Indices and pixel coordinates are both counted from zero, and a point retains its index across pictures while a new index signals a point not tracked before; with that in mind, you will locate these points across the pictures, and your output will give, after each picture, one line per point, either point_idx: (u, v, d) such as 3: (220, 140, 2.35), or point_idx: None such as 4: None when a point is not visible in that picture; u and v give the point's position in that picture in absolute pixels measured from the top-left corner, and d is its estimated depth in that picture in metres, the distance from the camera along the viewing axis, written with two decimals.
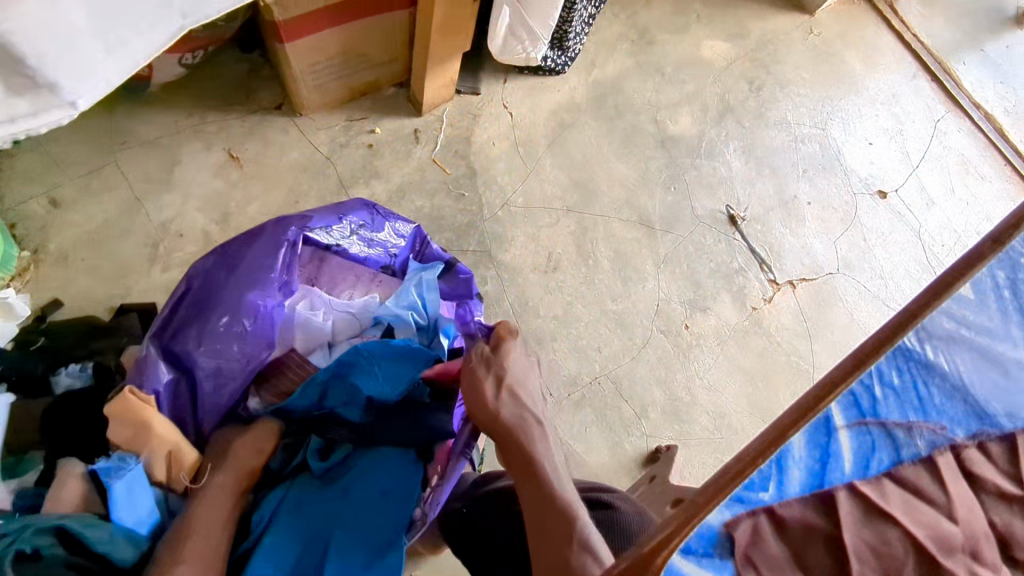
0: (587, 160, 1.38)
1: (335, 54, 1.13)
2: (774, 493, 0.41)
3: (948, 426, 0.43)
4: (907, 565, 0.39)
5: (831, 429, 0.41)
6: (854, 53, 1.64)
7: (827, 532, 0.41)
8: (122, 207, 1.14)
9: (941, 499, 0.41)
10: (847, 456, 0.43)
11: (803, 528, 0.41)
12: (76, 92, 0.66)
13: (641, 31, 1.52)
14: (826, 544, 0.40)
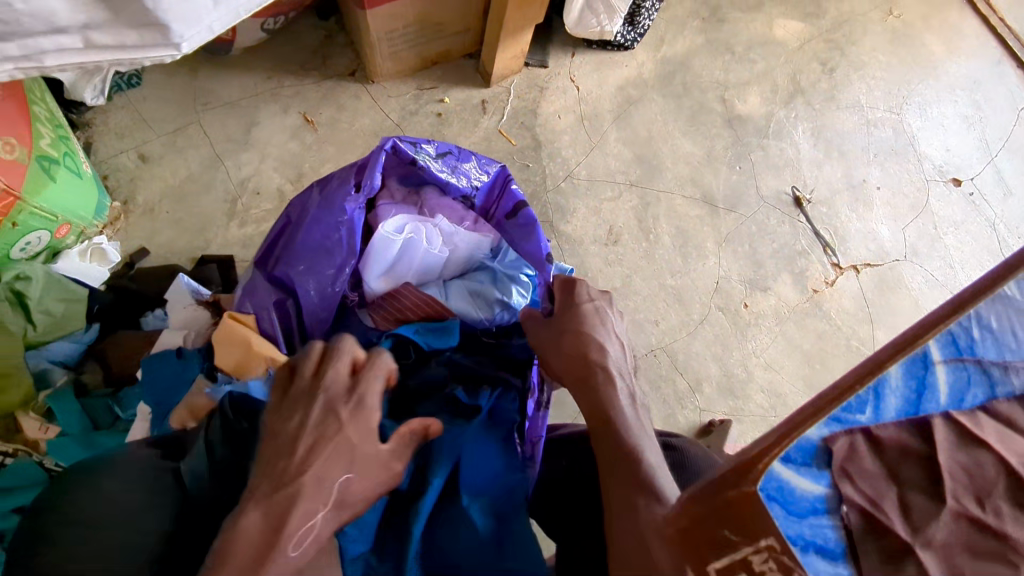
0: (652, 136, 1.38)
1: (413, 21, 1.15)
2: (871, 416, 0.38)
3: None
4: (998, 486, 0.36)
5: (927, 364, 0.37)
6: (934, 36, 1.58)
7: (923, 453, 0.38)
8: (204, 164, 1.20)
9: None
10: (942, 390, 0.38)
11: (899, 449, 0.38)
12: (181, 36, 0.69)
13: (712, 9, 1.50)
14: (921, 463, 0.37)
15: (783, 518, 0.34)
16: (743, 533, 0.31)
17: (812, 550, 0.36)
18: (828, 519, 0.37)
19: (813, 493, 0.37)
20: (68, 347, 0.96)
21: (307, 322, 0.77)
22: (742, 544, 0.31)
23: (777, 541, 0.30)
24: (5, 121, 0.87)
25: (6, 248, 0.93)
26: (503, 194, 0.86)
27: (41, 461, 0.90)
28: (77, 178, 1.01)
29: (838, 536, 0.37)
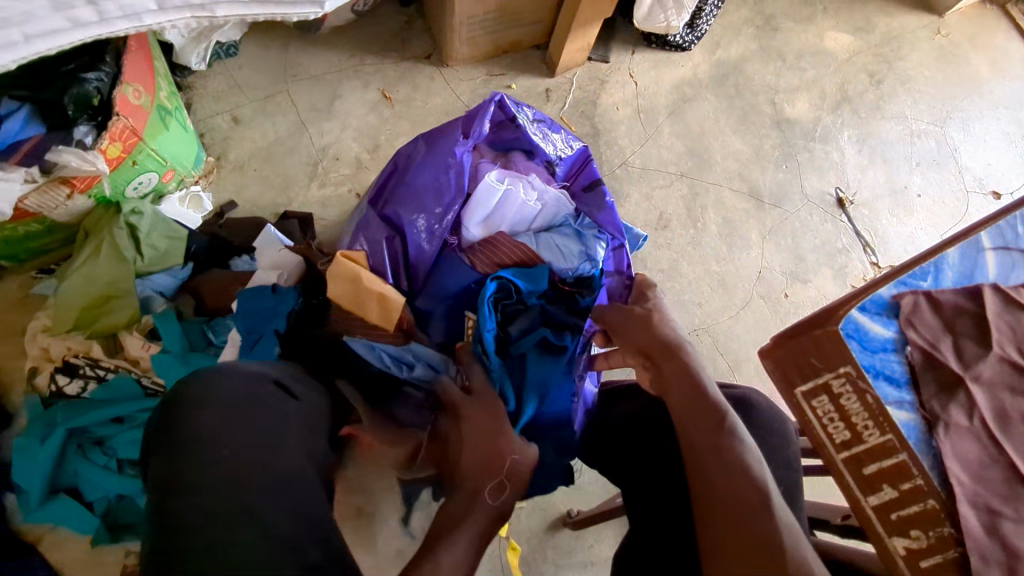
0: (704, 132, 1.45)
1: (493, 8, 1.24)
2: (932, 282, 0.53)
3: None
4: None
5: (978, 247, 0.54)
6: (981, 56, 1.64)
7: (974, 310, 0.51)
8: (290, 130, 1.29)
9: None
10: (991, 269, 0.54)
11: (955, 307, 0.51)
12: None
13: (766, 18, 1.58)
14: (974, 318, 0.51)
15: (861, 354, 0.49)
16: (825, 361, 0.49)
17: (882, 377, 0.49)
18: (896, 356, 0.50)
19: (883, 335, 0.50)
20: (166, 280, 1.06)
21: (412, 253, 0.91)
22: (825, 369, 0.49)
23: (852, 367, 0.49)
24: (134, 72, 0.97)
25: (123, 185, 1.04)
26: (584, 168, 0.99)
27: (140, 378, 1.00)
28: (182, 130, 1.12)
29: (902, 368, 0.50)
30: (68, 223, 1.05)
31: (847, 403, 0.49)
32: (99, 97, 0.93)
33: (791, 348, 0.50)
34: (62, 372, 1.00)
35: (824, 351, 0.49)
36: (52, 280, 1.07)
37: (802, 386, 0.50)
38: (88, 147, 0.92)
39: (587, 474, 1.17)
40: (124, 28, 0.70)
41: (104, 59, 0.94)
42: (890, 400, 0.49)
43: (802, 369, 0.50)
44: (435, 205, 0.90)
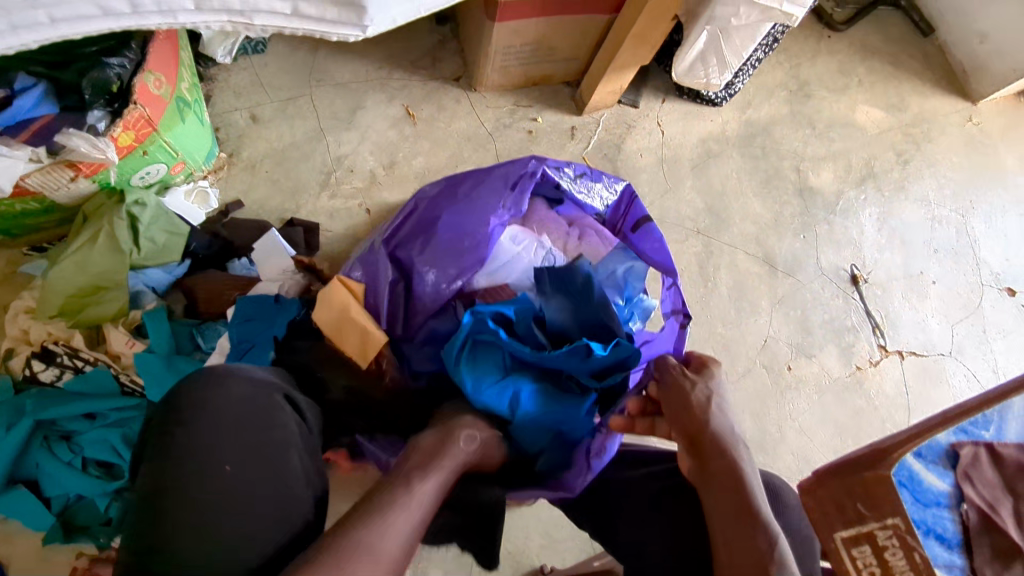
0: (725, 191, 1.43)
1: (532, 40, 1.21)
2: (995, 434, 0.57)
3: None
4: None
5: None
6: (1011, 149, 1.62)
7: None
8: (308, 135, 1.27)
9: None
10: None
11: (1018, 466, 0.56)
12: (373, 21, 0.72)
13: (801, 83, 1.56)
14: None
15: (912, 505, 0.53)
16: (873, 510, 0.51)
17: (932, 535, 0.54)
18: (949, 512, 0.55)
19: (938, 488, 0.55)
20: (159, 276, 1.03)
21: (416, 304, 0.89)
22: (871, 518, 0.51)
23: (900, 520, 0.50)
24: (159, 60, 0.94)
25: (129, 173, 1.01)
26: (629, 209, 0.95)
27: (117, 375, 0.98)
28: (199, 124, 1.09)
29: (956, 528, 0.54)
30: (69, 205, 1.02)
31: (890, 557, 0.50)
32: (118, 85, 0.90)
33: (832, 490, 0.53)
34: (39, 357, 0.97)
35: (871, 497, 0.52)
36: (43, 260, 1.04)
37: (845, 532, 0.52)
38: (99, 133, 0.88)
39: (566, 529, 1.13)
40: (156, 23, 0.67)
41: (130, 45, 0.91)
42: (940, 560, 0.53)
43: (844, 513, 0.52)
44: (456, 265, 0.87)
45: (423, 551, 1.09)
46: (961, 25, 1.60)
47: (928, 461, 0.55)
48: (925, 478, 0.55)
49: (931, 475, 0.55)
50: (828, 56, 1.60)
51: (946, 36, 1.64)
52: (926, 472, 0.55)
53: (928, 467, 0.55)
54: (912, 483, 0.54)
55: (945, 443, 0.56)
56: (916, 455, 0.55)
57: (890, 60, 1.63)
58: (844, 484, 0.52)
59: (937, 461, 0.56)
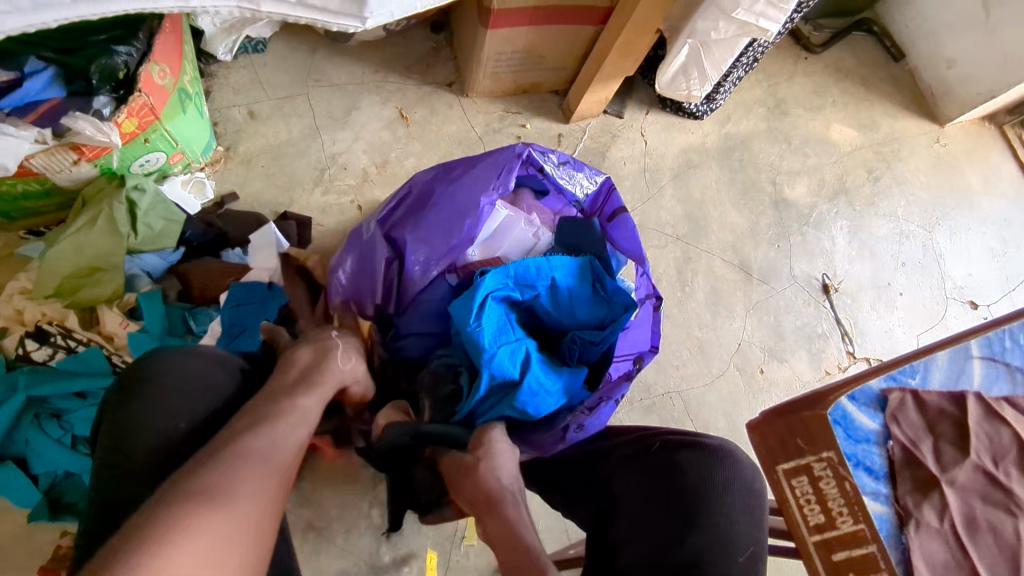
0: (704, 200, 1.49)
1: (522, 48, 1.27)
2: (919, 382, 0.60)
3: None
4: (1011, 452, 0.57)
5: (966, 353, 0.61)
6: (974, 169, 1.70)
7: (957, 417, 0.59)
8: (304, 133, 1.31)
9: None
10: (976, 377, 0.61)
11: (938, 410, 0.59)
12: (373, 15, 0.77)
13: (778, 100, 1.63)
14: (955, 424, 0.58)
15: (844, 439, 0.57)
16: (812, 445, 0.56)
17: (862, 467, 0.56)
18: (877, 449, 0.57)
19: (868, 426, 0.58)
20: (155, 261, 1.06)
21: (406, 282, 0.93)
22: (809, 451, 0.56)
23: (834, 454, 0.56)
24: (164, 51, 0.98)
25: (130, 159, 1.04)
26: (608, 200, 0.98)
27: (110, 356, 0.99)
28: (198, 116, 1.13)
29: (883, 461, 0.57)
30: (69, 189, 1.04)
31: (824, 486, 0.55)
32: (125, 72, 0.94)
33: (776, 427, 0.57)
34: (32, 336, 0.99)
35: (811, 435, 0.57)
36: (39, 242, 1.06)
37: (785, 465, 0.56)
38: (104, 117, 0.92)
39: (544, 519, 1.16)
40: (169, 8, 0.70)
41: (137, 35, 0.95)
42: (867, 488, 0.56)
43: (787, 448, 0.57)
44: (444, 244, 0.91)
45: (403, 537, 1.11)
46: (929, 51, 1.69)
47: (860, 403, 0.59)
48: (859, 419, 0.58)
49: (865, 416, 0.58)
50: (804, 76, 1.67)
51: (916, 61, 1.73)
52: (859, 413, 0.58)
53: (861, 410, 0.58)
54: (845, 422, 0.57)
55: (877, 388, 0.60)
56: (849, 397, 0.58)
57: (862, 83, 1.71)
58: (788, 424, 0.57)
59: (870, 405, 0.59)
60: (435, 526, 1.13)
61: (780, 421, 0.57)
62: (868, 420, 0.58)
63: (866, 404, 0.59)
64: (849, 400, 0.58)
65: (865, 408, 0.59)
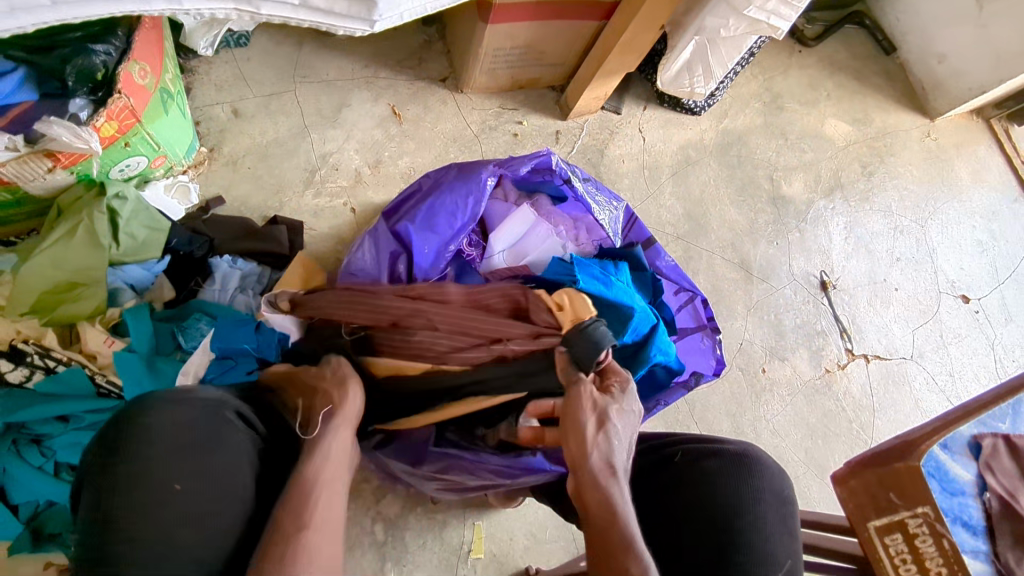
0: (704, 198, 1.47)
1: (521, 44, 1.22)
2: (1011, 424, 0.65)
3: None
4: None
5: None
6: (963, 162, 1.71)
7: None
8: (292, 132, 1.24)
9: None
10: None
11: None
12: (382, 17, 0.72)
13: (774, 95, 1.61)
14: None
15: (940, 494, 0.62)
16: (904, 500, 0.58)
17: (959, 523, 0.62)
18: (974, 501, 0.63)
19: (965, 478, 0.63)
20: (138, 273, 0.99)
21: (415, 279, 0.85)
22: (903, 507, 0.58)
23: (930, 509, 0.58)
24: (144, 49, 0.91)
25: (109, 165, 0.97)
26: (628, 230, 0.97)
27: (92, 374, 0.93)
28: (181, 116, 1.06)
29: (980, 515, 0.63)
30: (42, 197, 0.97)
31: (920, 544, 0.57)
32: (103, 73, 0.86)
33: (865, 480, 0.59)
34: (6, 356, 0.91)
35: (901, 488, 0.59)
36: (11, 254, 0.99)
37: (877, 522, 0.59)
38: (82, 122, 0.86)
39: (551, 530, 1.13)
40: (159, 8, 0.64)
41: (115, 32, 0.87)
42: (967, 544, 0.62)
43: (878, 503, 0.59)
44: (449, 228, 0.87)
45: (408, 554, 1.07)
46: (920, 45, 1.69)
47: (954, 452, 0.63)
48: (954, 470, 0.62)
49: (958, 466, 0.63)
50: (799, 70, 1.65)
51: (907, 55, 1.72)
52: (953, 463, 0.63)
53: (956, 458, 0.63)
54: (940, 474, 0.62)
55: (968, 433, 0.64)
56: (942, 446, 0.63)
57: (856, 77, 1.70)
58: (877, 475, 0.59)
59: (964, 452, 0.64)
60: (440, 541, 1.09)
61: (862, 470, 0.60)
62: (961, 470, 0.63)
63: (958, 454, 0.63)
64: (941, 449, 0.63)
65: (958, 455, 0.63)
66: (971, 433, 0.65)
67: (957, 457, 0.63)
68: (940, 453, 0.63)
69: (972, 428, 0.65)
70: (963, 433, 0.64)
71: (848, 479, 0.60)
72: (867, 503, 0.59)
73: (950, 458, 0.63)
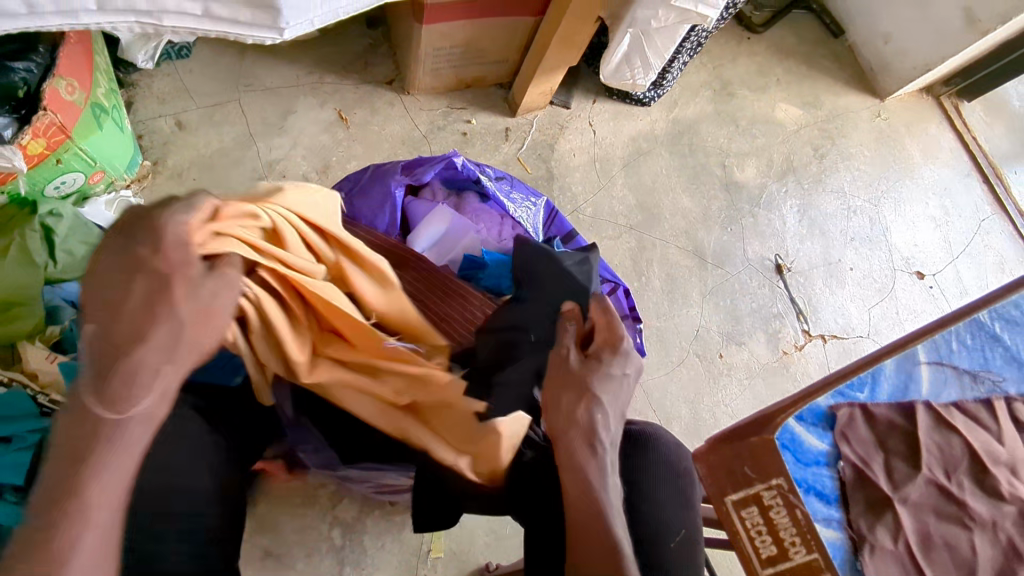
0: (656, 188, 1.48)
1: (460, 44, 1.22)
2: (868, 395, 0.63)
3: (1003, 381, 0.65)
4: (961, 464, 0.61)
5: (916, 358, 0.64)
6: (914, 141, 1.73)
7: (905, 430, 0.62)
8: (237, 142, 1.24)
9: (992, 427, 0.63)
10: (925, 384, 0.64)
11: (888, 424, 0.62)
12: (290, 23, 0.74)
13: (723, 82, 1.62)
14: (904, 438, 0.62)
15: (794, 465, 0.59)
16: (760, 473, 0.56)
17: (812, 492, 0.59)
18: (828, 470, 0.60)
19: (818, 447, 0.61)
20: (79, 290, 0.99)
21: None
22: (758, 480, 0.56)
23: (783, 481, 0.56)
24: (70, 65, 0.91)
25: (42, 183, 0.98)
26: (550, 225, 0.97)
27: (34, 395, 0.92)
28: (118, 130, 1.06)
29: (833, 484, 0.60)
30: None
31: (775, 515, 0.56)
32: (26, 89, 0.87)
33: (722, 457, 0.56)
34: None
35: (759, 460, 0.57)
36: None
37: (733, 496, 0.56)
38: (5, 140, 0.85)
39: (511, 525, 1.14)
40: (56, 24, 0.64)
41: (37, 49, 0.87)
42: (819, 514, 0.59)
43: (733, 477, 0.56)
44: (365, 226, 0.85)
45: (367, 557, 1.08)
46: (867, 27, 1.70)
47: (808, 423, 0.61)
48: (807, 441, 0.61)
49: (813, 438, 0.61)
50: (748, 56, 1.67)
51: (855, 37, 1.74)
52: (806, 435, 0.61)
53: (809, 431, 0.61)
54: (794, 445, 0.59)
55: (825, 403, 0.62)
56: (796, 419, 0.61)
57: (805, 61, 1.71)
58: (736, 449, 0.57)
59: (821, 425, 0.62)
60: (399, 543, 1.10)
61: (724, 440, 0.57)
62: (815, 442, 0.61)
63: (814, 424, 0.62)
64: (796, 420, 0.61)
65: (811, 429, 0.61)
66: (829, 404, 0.63)
67: (814, 430, 0.61)
68: (797, 422, 0.61)
69: (831, 400, 0.63)
70: (818, 404, 0.62)
71: (705, 453, 0.57)
72: (727, 477, 0.56)
73: (804, 431, 0.61)
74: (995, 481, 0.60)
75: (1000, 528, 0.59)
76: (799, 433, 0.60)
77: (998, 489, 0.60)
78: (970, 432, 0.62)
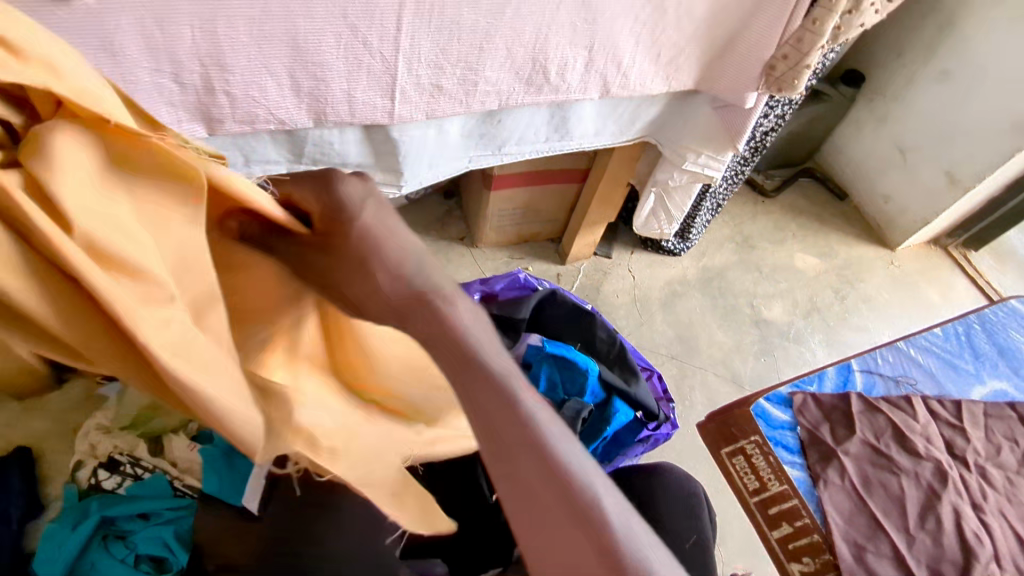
0: (693, 323, 1.68)
1: (520, 206, 1.53)
2: (817, 387, 1.08)
3: (916, 386, 1.11)
4: (886, 431, 1.02)
5: (848, 369, 1.11)
6: (930, 285, 1.91)
7: (844, 410, 1.04)
8: None
9: (909, 409, 1.05)
10: (859, 383, 1.10)
11: (833, 405, 1.04)
12: (406, 184, 1.05)
13: (745, 237, 1.88)
14: (845, 415, 1.03)
15: (767, 429, 1.02)
16: (738, 435, 1.01)
17: (781, 446, 1.01)
18: (791, 433, 1.02)
19: (782, 418, 1.03)
20: None
21: None
22: (742, 438, 1.01)
23: (758, 437, 1.01)
24: None
25: None
26: None
27: None
28: None
29: (795, 441, 1.02)
30: None
31: (755, 460, 1.00)
32: None
33: (718, 423, 1.02)
34: None
35: (737, 428, 1.02)
36: None
37: (727, 449, 1.01)
38: None
39: None
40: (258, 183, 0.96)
41: None
42: (787, 458, 1.00)
43: (728, 437, 1.01)
44: None
45: None
46: (867, 190, 1.97)
47: (779, 402, 1.05)
48: (775, 414, 1.04)
49: (782, 411, 1.04)
50: (764, 216, 1.94)
51: (859, 199, 2.01)
52: (772, 409, 1.04)
53: (781, 408, 1.04)
54: (765, 419, 1.03)
55: (786, 390, 1.06)
56: (766, 400, 1.05)
57: (817, 219, 1.97)
58: (727, 421, 1.02)
59: (784, 406, 1.04)
60: None
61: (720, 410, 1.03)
62: (783, 415, 1.04)
63: (783, 402, 1.05)
64: (771, 399, 1.05)
65: (780, 402, 1.05)
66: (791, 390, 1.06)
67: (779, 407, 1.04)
68: (772, 402, 1.04)
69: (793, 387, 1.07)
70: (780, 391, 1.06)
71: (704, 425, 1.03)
72: (718, 428, 1.02)
73: (771, 408, 1.04)
74: (914, 444, 1.00)
75: (921, 475, 0.98)
76: (769, 408, 1.04)
77: (916, 449, 1.00)
78: (892, 413, 1.04)
